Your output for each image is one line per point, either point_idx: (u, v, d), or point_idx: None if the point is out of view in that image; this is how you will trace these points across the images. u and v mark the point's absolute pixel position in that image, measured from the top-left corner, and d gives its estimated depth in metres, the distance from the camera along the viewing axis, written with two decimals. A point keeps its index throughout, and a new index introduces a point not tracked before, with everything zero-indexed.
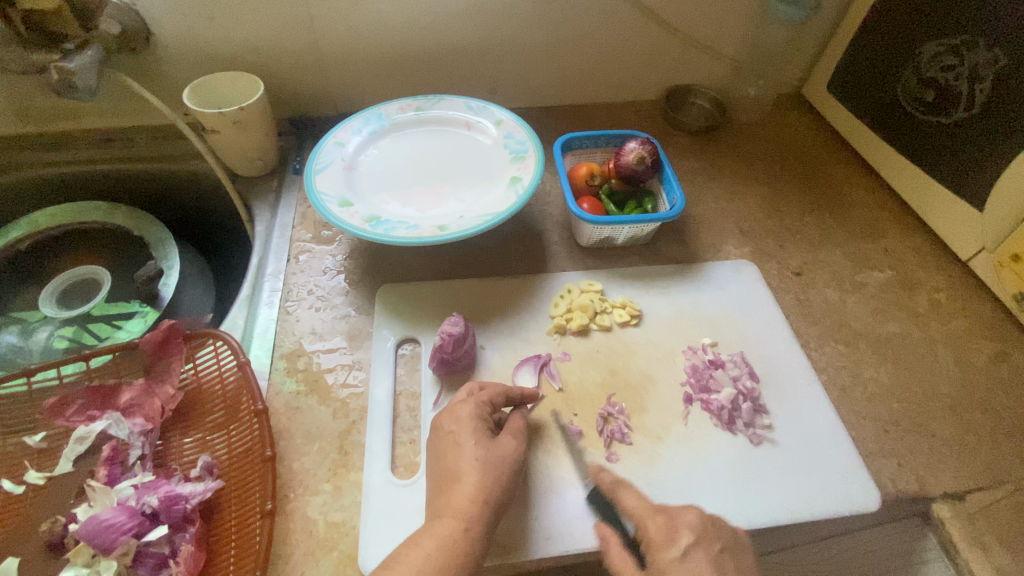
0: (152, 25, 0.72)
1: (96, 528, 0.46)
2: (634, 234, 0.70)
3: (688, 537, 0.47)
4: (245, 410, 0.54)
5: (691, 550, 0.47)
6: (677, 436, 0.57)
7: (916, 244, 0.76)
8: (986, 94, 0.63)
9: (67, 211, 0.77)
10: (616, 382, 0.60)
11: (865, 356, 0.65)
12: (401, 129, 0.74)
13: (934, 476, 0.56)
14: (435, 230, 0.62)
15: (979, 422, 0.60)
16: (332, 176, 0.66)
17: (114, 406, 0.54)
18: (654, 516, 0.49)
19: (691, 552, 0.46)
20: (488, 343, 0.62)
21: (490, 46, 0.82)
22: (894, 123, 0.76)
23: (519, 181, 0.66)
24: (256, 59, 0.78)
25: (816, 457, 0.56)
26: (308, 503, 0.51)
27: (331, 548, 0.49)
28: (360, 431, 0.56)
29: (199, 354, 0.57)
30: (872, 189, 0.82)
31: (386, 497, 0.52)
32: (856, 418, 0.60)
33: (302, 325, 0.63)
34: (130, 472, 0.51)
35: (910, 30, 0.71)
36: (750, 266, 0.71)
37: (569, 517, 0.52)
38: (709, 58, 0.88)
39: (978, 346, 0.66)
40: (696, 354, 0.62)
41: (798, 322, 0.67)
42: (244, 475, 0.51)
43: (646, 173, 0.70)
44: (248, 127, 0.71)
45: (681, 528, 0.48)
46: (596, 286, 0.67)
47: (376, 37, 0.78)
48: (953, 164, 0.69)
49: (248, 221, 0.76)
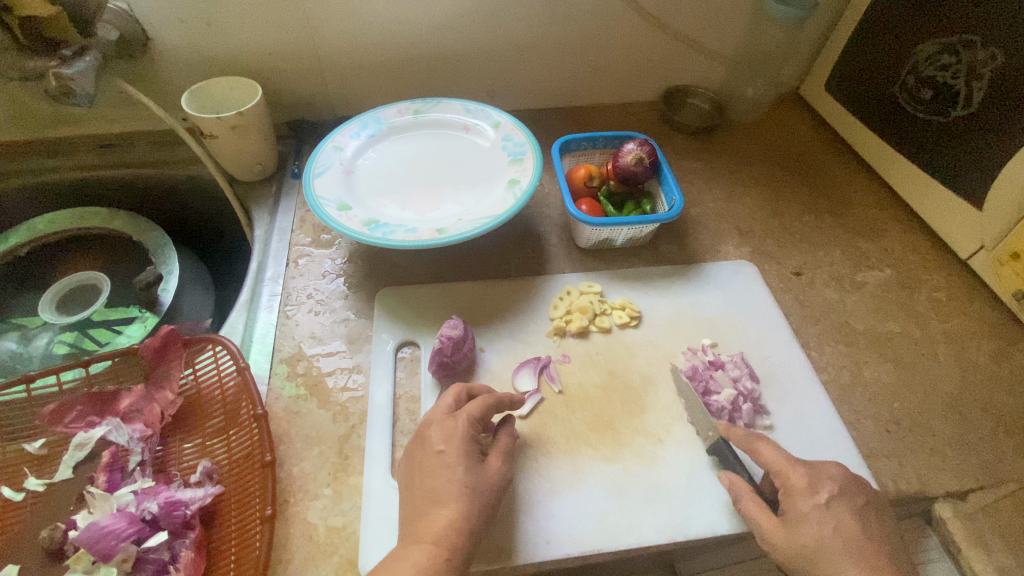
0: (150, 30, 0.73)
1: (96, 534, 0.46)
2: (633, 235, 0.70)
3: (831, 488, 0.50)
4: (244, 415, 0.54)
5: (832, 501, 0.49)
6: (677, 439, 0.56)
7: (916, 243, 0.76)
8: (984, 93, 0.63)
9: (66, 217, 0.77)
10: (616, 384, 0.60)
11: (865, 356, 0.64)
12: (399, 133, 0.74)
13: (936, 476, 0.56)
14: (433, 233, 0.61)
15: (980, 421, 0.60)
16: (330, 180, 0.66)
17: (114, 412, 0.54)
18: (794, 466, 0.51)
19: (833, 501, 0.49)
20: (487, 346, 0.62)
21: (488, 48, 0.82)
22: (892, 122, 0.75)
23: (518, 184, 0.66)
24: (254, 64, 0.78)
25: (816, 458, 0.56)
26: (308, 508, 0.51)
27: (331, 553, 0.49)
28: (360, 435, 0.56)
29: (198, 360, 0.57)
30: (870, 188, 0.82)
31: (386, 501, 0.52)
32: (857, 418, 0.60)
33: (301, 329, 0.63)
34: (130, 478, 0.51)
35: (908, 29, 0.71)
36: (749, 267, 0.71)
37: (568, 519, 0.51)
38: (707, 59, 0.88)
39: (979, 345, 0.66)
40: (696, 355, 0.62)
41: (798, 322, 0.67)
42: (243, 480, 0.51)
43: (644, 175, 0.70)
44: (247, 131, 0.71)
45: (825, 479, 0.50)
46: (595, 287, 0.67)
47: (373, 40, 0.78)
48: (952, 163, 0.68)
49: (247, 225, 0.76)
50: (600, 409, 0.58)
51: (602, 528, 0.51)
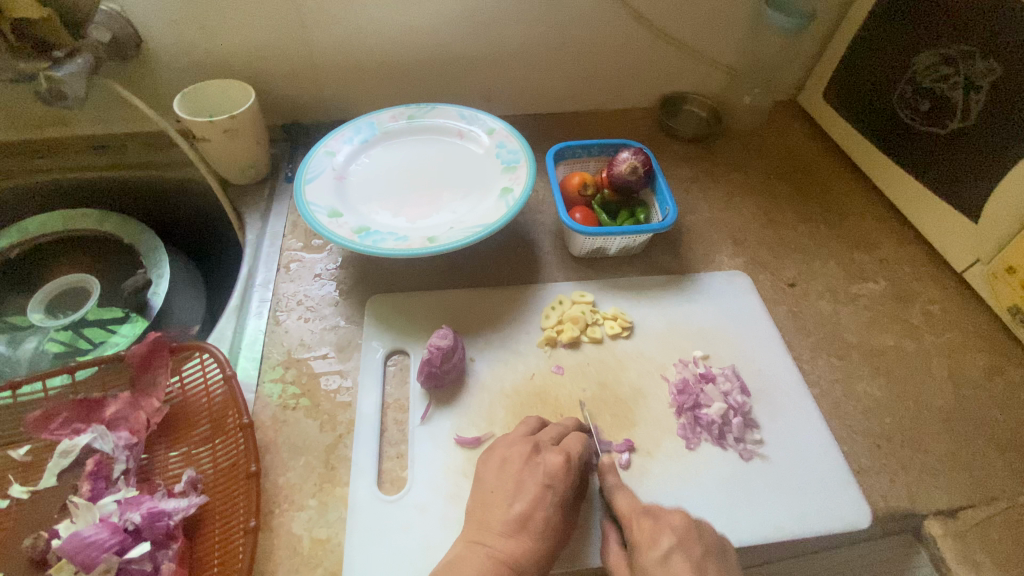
0: (143, 31, 0.72)
1: (77, 546, 0.45)
2: (626, 244, 0.69)
3: (668, 536, 0.47)
4: (230, 424, 0.53)
5: None
6: (667, 452, 0.56)
7: (911, 255, 0.75)
8: (982, 105, 0.62)
9: (56, 219, 0.76)
10: (606, 396, 0.59)
11: (858, 370, 0.64)
12: (393, 138, 0.73)
13: (926, 493, 0.56)
14: (424, 241, 0.61)
15: (972, 438, 0.59)
16: (321, 186, 0.66)
17: (99, 419, 0.54)
18: (640, 518, 0.49)
19: None
20: (477, 356, 0.62)
21: (483, 53, 0.81)
22: (890, 132, 0.75)
23: (511, 192, 0.66)
24: (248, 67, 0.77)
25: (807, 473, 0.56)
26: (293, 519, 0.51)
27: (315, 565, 0.49)
28: (347, 445, 0.55)
29: (185, 367, 0.57)
30: (867, 198, 0.82)
31: (373, 513, 0.51)
32: (849, 433, 0.59)
33: (291, 335, 0.63)
34: (113, 487, 0.50)
35: (907, 40, 0.70)
36: (742, 277, 0.71)
37: (570, 540, 0.51)
38: (705, 65, 0.88)
39: (973, 360, 0.65)
40: (687, 367, 0.61)
41: (791, 334, 0.66)
42: (229, 490, 0.50)
43: (639, 184, 0.70)
44: (239, 135, 0.71)
45: (665, 530, 0.48)
46: (588, 297, 0.67)
47: (369, 44, 0.77)
48: (950, 175, 0.68)
49: (239, 229, 0.75)
50: (552, 422, 0.57)
51: (587, 544, 0.51)
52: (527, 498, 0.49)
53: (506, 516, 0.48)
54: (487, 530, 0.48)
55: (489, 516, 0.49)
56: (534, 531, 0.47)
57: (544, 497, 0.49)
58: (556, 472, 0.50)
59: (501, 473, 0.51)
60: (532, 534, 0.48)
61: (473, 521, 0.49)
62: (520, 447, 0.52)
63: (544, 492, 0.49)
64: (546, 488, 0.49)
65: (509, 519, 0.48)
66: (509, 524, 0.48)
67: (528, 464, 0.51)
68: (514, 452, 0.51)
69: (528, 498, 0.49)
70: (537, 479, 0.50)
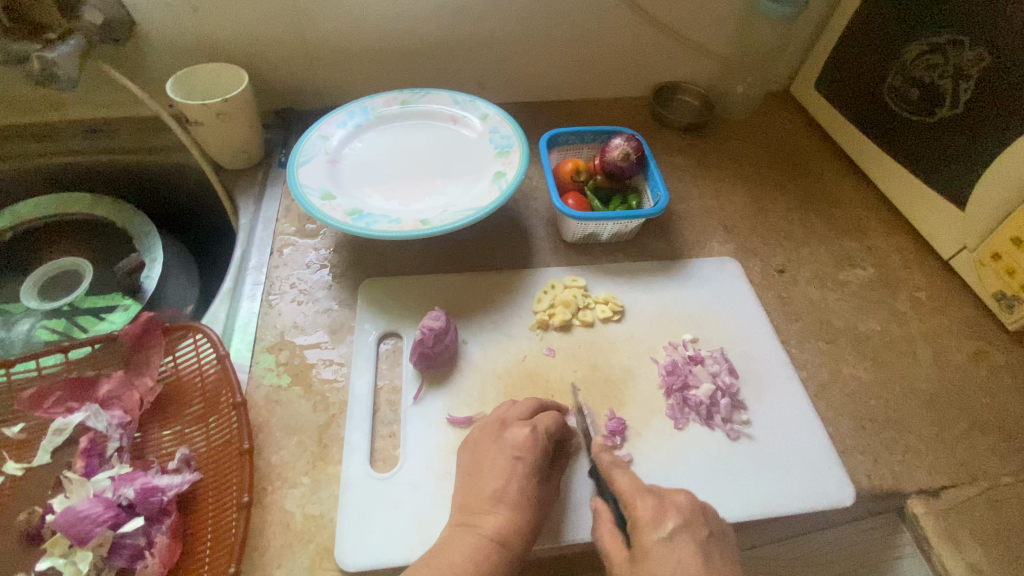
0: (135, 13, 0.71)
1: (72, 519, 0.45)
2: (618, 230, 0.70)
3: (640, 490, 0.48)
4: (223, 403, 0.54)
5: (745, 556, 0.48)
6: (655, 432, 0.57)
7: (899, 242, 0.76)
8: (970, 93, 0.63)
9: (49, 203, 0.77)
10: (596, 377, 0.60)
11: (845, 354, 0.65)
12: (386, 123, 0.73)
13: (909, 473, 0.57)
14: (417, 224, 0.61)
15: (956, 420, 0.60)
16: (314, 169, 0.66)
17: (92, 398, 0.54)
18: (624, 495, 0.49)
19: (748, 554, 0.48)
20: (470, 338, 0.62)
21: (477, 40, 0.81)
22: (880, 121, 0.75)
23: (504, 176, 0.66)
24: (241, 51, 0.77)
25: (793, 453, 0.57)
26: (286, 496, 0.52)
27: (308, 541, 0.50)
28: (340, 425, 0.56)
29: (179, 347, 0.57)
30: (856, 187, 0.82)
31: (365, 491, 0.52)
32: (835, 415, 0.60)
33: (284, 318, 0.63)
34: (107, 464, 0.51)
35: (897, 29, 0.71)
36: (732, 263, 0.71)
37: (558, 517, 0.52)
38: (698, 54, 0.88)
39: (958, 345, 0.66)
40: (677, 350, 0.62)
41: (779, 318, 0.67)
42: (222, 468, 0.51)
43: (631, 170, 0.70)
44: (233, 119, 0.71)
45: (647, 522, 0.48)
46: (580, 281, 0.67)
47: (362, 30, 0.77)
48: (938, 164, 0.69)
49: (233, 213, 0.76)
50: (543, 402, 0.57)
51: (575, 520, 0.52)
52: (514, 471, 0.50)
53: (496, 493, 0.49)
54: (477, 507, 0.49)
55: (474, 491, 0.49)
56: (522, 504, 0.48)
57: (533, 474, 0.50)
58: (539, 444, 0.51)
59: (493, 452, 0.51)
60: (521, 509, 0.48)
61: (461, 499, 0.50)
62: (499, 422, 0.53)
63: (531, 470, 0.50)
64: (535, 466, 0.50)
65: (500, 497, 0.48)
66: (499, 499, 0.48)
67: (506, 437, 0.51)
68: (504, 431, 0.52)
69: (514, 475, 0.50)
70: (526, 456, 0.50)
